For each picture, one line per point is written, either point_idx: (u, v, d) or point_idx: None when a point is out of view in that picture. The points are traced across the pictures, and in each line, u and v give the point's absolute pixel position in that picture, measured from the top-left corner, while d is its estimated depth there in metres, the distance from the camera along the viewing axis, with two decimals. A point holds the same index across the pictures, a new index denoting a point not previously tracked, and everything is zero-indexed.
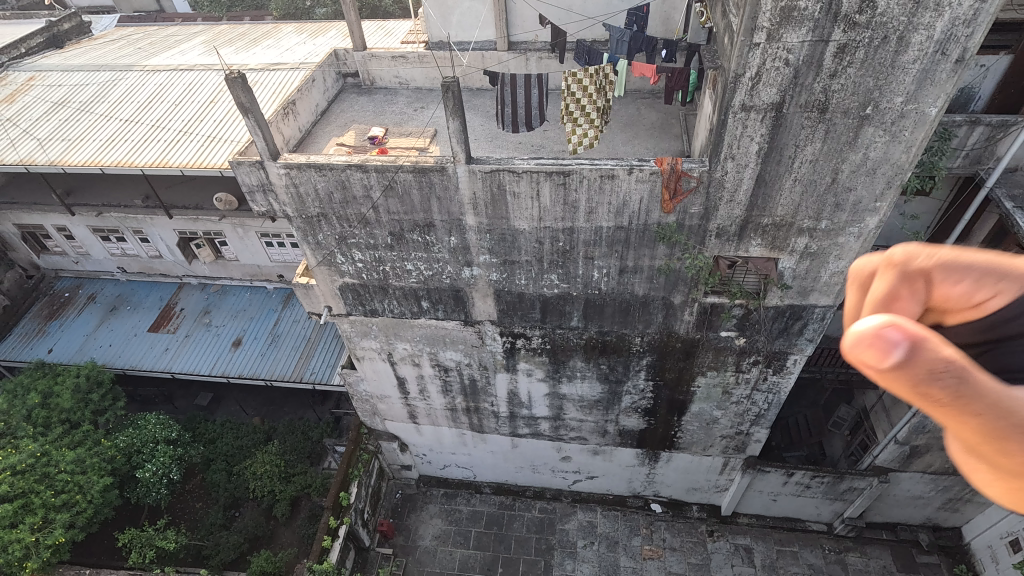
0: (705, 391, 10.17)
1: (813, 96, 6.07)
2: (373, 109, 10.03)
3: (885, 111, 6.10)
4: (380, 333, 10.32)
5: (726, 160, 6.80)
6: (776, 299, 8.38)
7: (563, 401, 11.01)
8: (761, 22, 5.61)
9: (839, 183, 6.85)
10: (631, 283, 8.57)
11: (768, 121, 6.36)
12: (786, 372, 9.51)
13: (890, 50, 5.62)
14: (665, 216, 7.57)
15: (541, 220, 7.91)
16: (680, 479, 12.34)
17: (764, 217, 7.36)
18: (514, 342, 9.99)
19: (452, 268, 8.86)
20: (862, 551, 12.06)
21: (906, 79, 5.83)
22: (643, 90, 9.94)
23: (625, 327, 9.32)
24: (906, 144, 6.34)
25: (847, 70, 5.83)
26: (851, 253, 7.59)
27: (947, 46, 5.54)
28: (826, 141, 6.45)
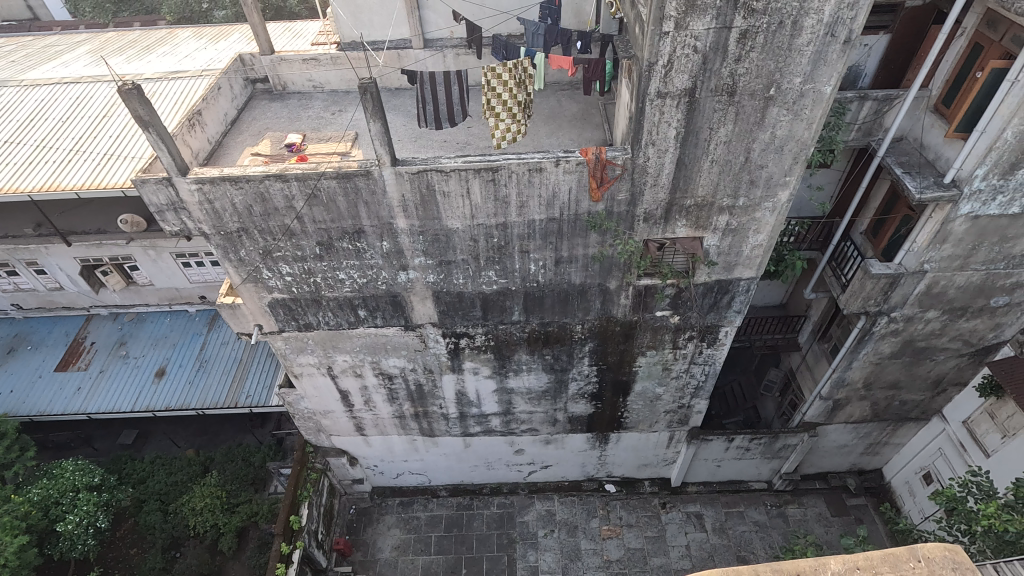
0: (646, 369, 10.50)
1: (722, 80, 6.37)
2: (288, 115, 9.60)
3: (787, 91, 6.48)
4: (317, 347, 9.94)
5: (648, 146, 7.02)
6: (704, 276, 8.77)
7: (511, 396, 11.07)
8: (667, 12, 5.83)
9: (752, 162, 7.23)
10: (568, 273, 8.70)
11: (683, 106, 6.61)
12: (719, 343, 9.99)
13: (786, 34, 5.98)
14: (594, 205, 7.73)
15: (473, 218, 7.87)
16: (631, 458, 12.72)
17: (687, 198, 7.65)
18: (457, 343, 9.91)
19: (387, 273, 8.66)
20: (800, 502, 12.93)
21: (803, 61, 6.22)
22: (561, 82, 10.10)
23: (565, 316, 9.46)
24: (808, 121, 6.78)
25: (750, 55, 6.15)
26: (768, 226, 8.05)
27: (835, 28, 5.95)
28: (737, 123, 6.79)
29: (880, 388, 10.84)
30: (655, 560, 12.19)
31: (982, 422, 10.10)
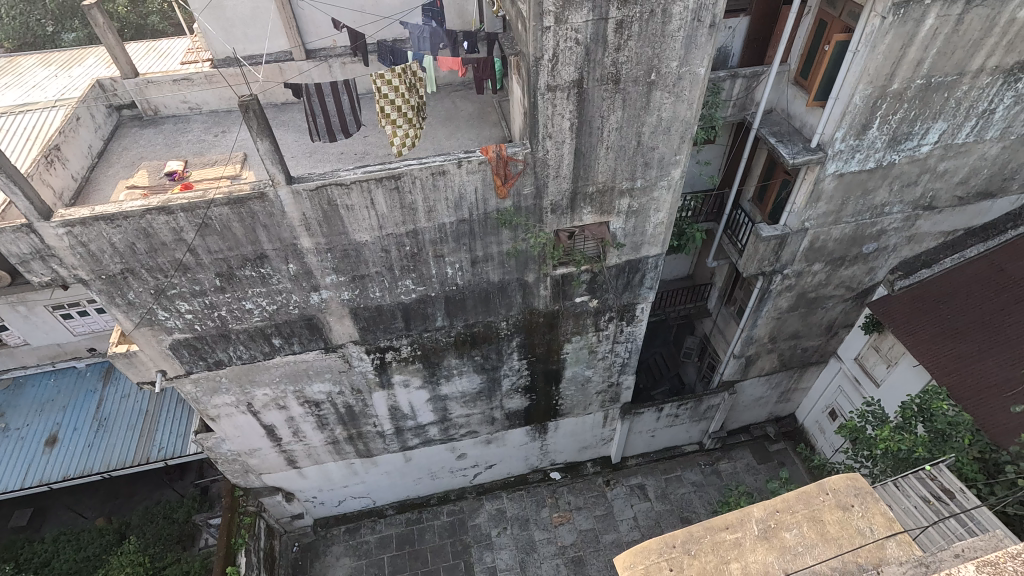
0: (574, 355, 10.76)
1: (606, 69, 6.63)
2: (164, 141, 8.89)
3: (666, 76, 6.86)
4: (232, 385, 9.32)
5: (545, 139, 7.17)
6: (615, 258, 9.11)
7: (446, 402, 10.95)
8: (546, 7, 5.97)
9: (644, 145, 7.58)
10: (485, 271, 8.73)
11: (573, 97, 6.82)
12: (637, 320, 10.42)
13: (658, 22, 6.31)
14: (501, 202, 7.79)
15: (382, 228, 7.69)
16: (571, 443, 13.01)
17: (588, 185, 7.90)
18: (383, 357, 9.66)
19: (299, 296, 8.26)
20: (729, 457, 13.83)
21: (677, 45, 6.58)
22: (453, 83, 10.09)
23: (488, 315, 9.49)
24: (689, 101, 7.21)
25: (628, 43, 6.44)
26: (667, 204, 8.49)
27: (701, 14, 6.36)
28: (626, 109, 7.09)
29: (783, 340, 11.79)
30: (607, 536, 12.58)
31: (869, 356, 11.28)
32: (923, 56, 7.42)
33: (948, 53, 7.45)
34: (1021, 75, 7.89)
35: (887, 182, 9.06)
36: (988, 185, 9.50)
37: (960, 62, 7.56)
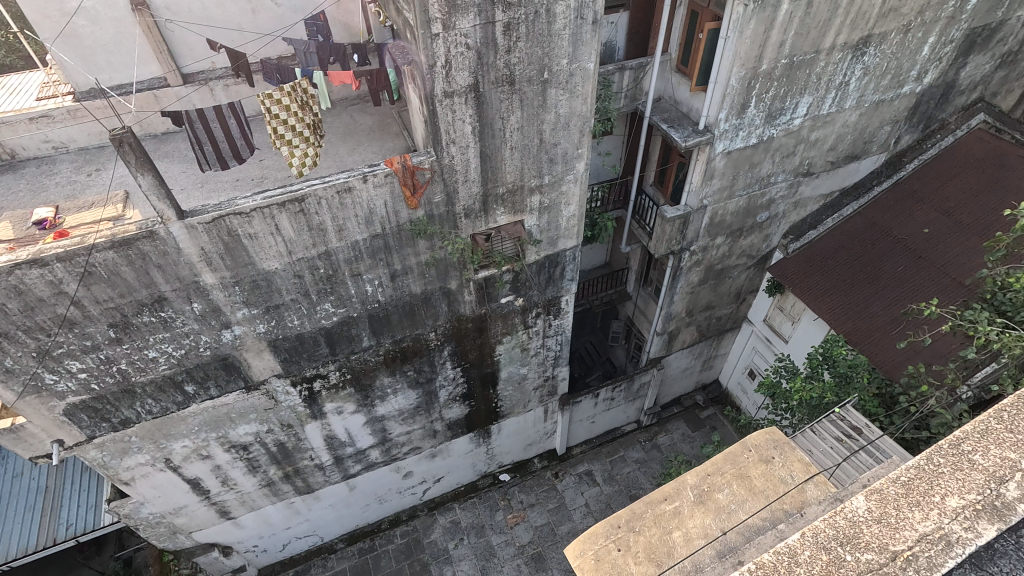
0: (507, 355, 10.83)
1: (500, 71, 6.72)
2: (28, 187, 8.01)
3: (558, 73, 7.05)
4: (144, 442, 8.56)
5: (449, 145, 7.15)
6: (534, 255, 9.25)
7: (384, 422, 10.66)
8: (432, 14, 5.96)
9: (546, 142, 7.75)
10: (406, 284, 8.58)
11: (472, 101, 6.85)
12: (563, 312, 10.65)
13: (543, 22, 6.47)
14: (413, 212, 7.69)
15: (291, 254, 7.35)
16: (516, 442, 13.07)
17: (498, 186, 7.96)
18: (311, 387, 9.25)
19: (208, 336, 7.72)
20: (666, 430, 14.47)
21: (564, 43, 6.78)
22: (349, 97, 9.84)
23: (415, 328, 9.34)
24: (583, 96, 7.45)
25: (518, 45, 6.56)
26: (576, 196, 8.73)
27: (583, 12, 6.59)
28: (524, 108, 7.22)
29: (699, 312, 12.50)
30: (562, 527, 12.78)
31: (776, 316, 12.22)
32: (784, 38, 8.12)
33: (804, 33, 8.20)
34: (866, 49, 8.82)
35: (770, 155, 9.84)
36: (854, 149, 10.56)
37: (814, 41, 8.35)
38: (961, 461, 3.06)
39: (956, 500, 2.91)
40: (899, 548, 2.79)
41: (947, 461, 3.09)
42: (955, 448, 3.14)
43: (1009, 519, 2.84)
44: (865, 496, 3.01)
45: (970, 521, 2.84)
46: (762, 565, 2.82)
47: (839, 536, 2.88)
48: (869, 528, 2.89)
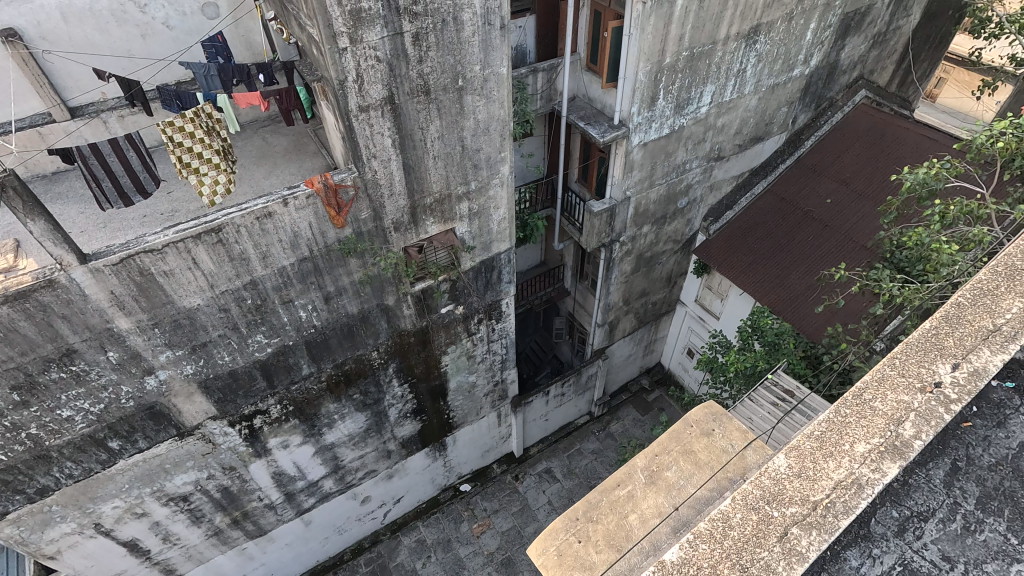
0: (454, 365, 10.74)
1: (414, 82, 6.68)
2: None
3: (473, 80, 7.08)
4: (68, 510, 7.85)
5: (370, 159, 7.02)
6: (469, 262, 9.24)
7: (335, 450, 10.30)
8: (337, 28, 5.83)
9: (468, 148, 7.76)
10: (342, 305, 8.34)
11: (388, 114, 6.76)
12: (505, 315, 10.69)
13: (452, 30, 6.48)
14: (341, 231, 7.49)
15: (214, 287, 6.98)
16: (473, 451, 12.98)
17: (425, 197, 7.90)
18: (252, 424, 8.80)
19: (130, 385, 7.19)
20: (618, 417, 14.83)
21: (475, 50, 6.82)
22: (259, 119, 9.45)
23: (356, 349, 9.09)
24: (499, 101, 7.53)
25: (429, 54, 6.54)
26: (504, 200, 8.80)
27: (490, 18, 6.66)
28: (442, 117, 7.20)
29: (635, 299, 12.91)
30: (528, 528, 12.81)
31: (706, 294, 12.82)
32: (682, 32, 8.56)
33: (700, 26, 8.67)
34: (757, 38, 9.43)
35: (682, 143, 10.33)
36: (757, 131, 11.25)
37: (710, 33, 8.84)
38: (864, 409, 3.20)
39: (864, 446, 3.05)
40: (817, 497, 2.89)
41: (851, 410, 3.22)
42: (857, 399, 3.26)
43: (908, 456, 3.02)
44: (786, 453, 3.10)
45: (875, 463, 2.99)
46: (701, 534, 2.83)
47: (765, 494, 2.93)
48: (791, 482, 2.97)
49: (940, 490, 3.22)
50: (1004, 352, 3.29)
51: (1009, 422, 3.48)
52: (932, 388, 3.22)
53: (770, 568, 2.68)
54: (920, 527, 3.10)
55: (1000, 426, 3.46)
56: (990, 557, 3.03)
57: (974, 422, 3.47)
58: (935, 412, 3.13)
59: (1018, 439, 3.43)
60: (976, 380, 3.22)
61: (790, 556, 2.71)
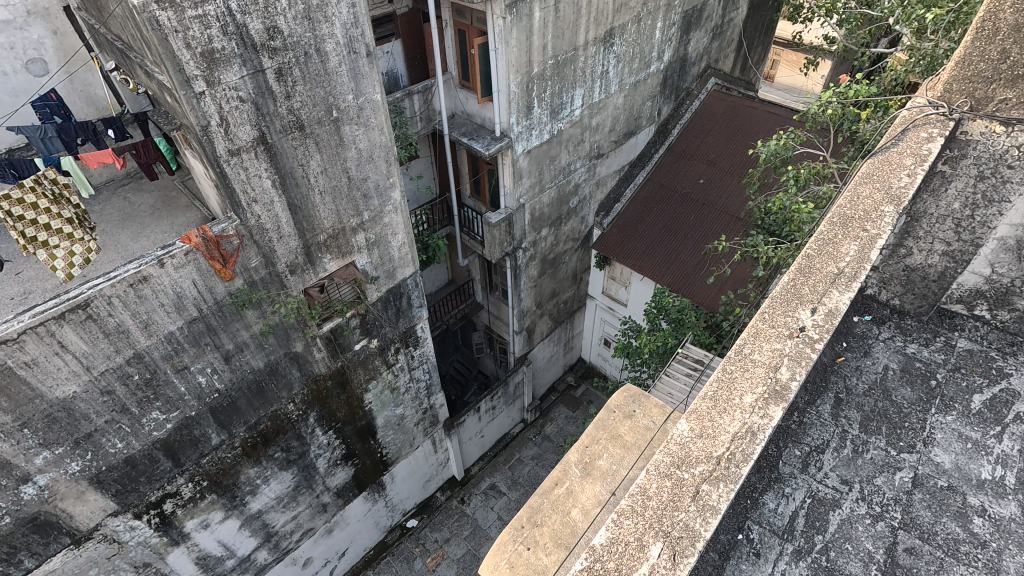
0: (378, 400, 10.38)
1: (285, 119, 6.43)
2: None
3: (347, 110, 6.95)
4: None
5: (250, 204, 6.66)
6: (375, 293, 9.01)
7: (264, 517, 9.56)
8: (190, 72, 5.48)
9: (355, 179, 7.59)
10: (245, 362, 7.78)
11: (263, 155, 6.46)
12: (422, 340, 10.52)
13: (316, 62, 6.33)
14: (230, 284, 7.01)
15: (91, 370, 6.25)
16: (413, 484, 12.57)
17: (317, 234, 7.61)
18: (163, 511, 7.95)
19: (3, 500, 6.23)
20: (551, 418, 15.06)
21: (344, 79, 6.70)
22: (116, 178, 8.63)
23: (269, 405, 8.52)
24: (378, 127, 7.44)
25: (296, 89, 6.34)
26: (400, 225, 8.68)
27: (354, 46, 6.58)
28: (322, 151, 6.99)
29: (547, 301, 13.22)
30: (483, 549, 12.62)
31: (611, 285, 13.41)
32: (544, 41, 8.96)
33: (560, 35, 9.12)
34: (613, 41, 10.09)
35: (564, 147, 10.78)
36: (629, 126, 12.00)
37: (570, 40, 9.33)
38: (745, 362, 3.17)
39: (751, 397, 3.00)
40: (720, 452, 2.79)
41: (736, 365, 3.19)
42: (739, 355, 3.23)
43: (790, 400, 2.97)
44: (686, 419, 3.00)
45: (763, 410, 2.92)
46: (625, 511, 2.67)
47: (674, 460, 2.81)
48: (696, 444, 2.86)
49: (830, 422, 3.60)
50: (850, 290, 3.37)
51: (873, 349, 4.03)
52: (798, 332, 3.26)
53: (691, 530, 2.52)
54: (819, 459, 3.43)
55: (866, 354, 3.99)
56: (879, 471, 3.39)
57: (847, 356, 3.97)
58: (804, 353, 3.14)
59: (882, 363, 3.94)
60: (834, 319, 3.26)
61: (705, 511, 2.57)
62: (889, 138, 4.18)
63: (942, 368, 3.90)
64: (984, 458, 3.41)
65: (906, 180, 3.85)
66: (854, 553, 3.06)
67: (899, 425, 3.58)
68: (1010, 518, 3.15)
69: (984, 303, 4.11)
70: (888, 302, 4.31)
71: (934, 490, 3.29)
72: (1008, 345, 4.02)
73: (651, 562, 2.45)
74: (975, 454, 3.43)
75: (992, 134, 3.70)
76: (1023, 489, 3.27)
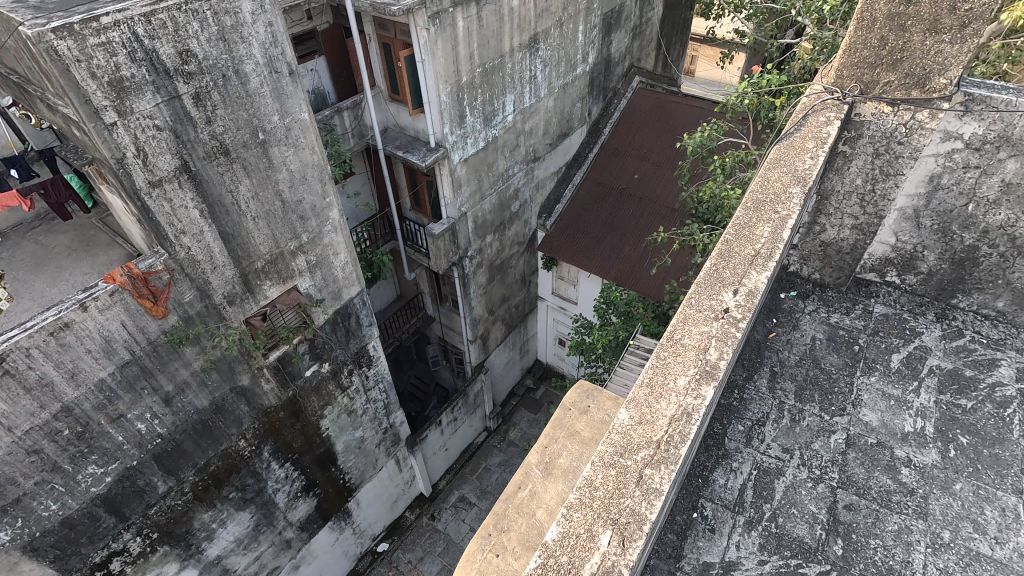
0: (335, 426, 10.09)
1: (207, 144, 6.18)
2: None
3: (274, 131, 6.75)
4: None
5: (178, 236, 6.36)
6: (322, 316, 8.77)
7: (224, 562, 9.09)
8: (99, 102, 5.19)
9: (289, 202, 7.38)
10: (188, 402, 7.39)
11: (187, 184, 6.18)
12: (376, 358, 10.31)
13: (236, 84, 6.13)
14: (164, 322, 6.65)
15: (13, 429, 5.78)
16: (380, 507, 12.25)
17: (254, 261, 7.34)
18: (110, 571, 7.42)
19: None
20: (514, 423, 15.08)
21: (268, 100, 6.52)
22: (24, 220, 8.04)
23: (219, 444, 8.12)
24: (308, 147, 7.26)
25: (217, 113, 6.11)
26: (341, 244, 8.50)
27: (275, 65, 6.41)
28: (251, 175, 6.76)
29: (498, 307, 13.26)
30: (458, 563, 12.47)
31: (560, 285, 13.59)
32: (470, 50, 9.02)
33: (485, 43, 9.21)
34: (538, 46, 10.28)
35: (500, 152, 10.86)
36: (562, 128, 12.22)
37: (496, 48, 9.43)
38: (677, 347, 3.14)
39: (684, 379, 2.96)
40: (659, 436, 2.75)
41: (668, 350, 3.15)
42: (672, 342, 3.18)
43: (721, 378, 2.96)
44: (626, 408, 2.93)
45: (696, 391, 2.89)
46: (573, 504, 2.61)
47: (617, 449, 2.75)
48: (636, 432, 2.81)
49: (768, 395, 3.80)
50: (767, 270, 3.43)
51: (800, 322, 4.28)
52: (723, 313, 3.26)
53: (637, 514, 2.50)
54: (761, 431, 3.61)
55: (795, 327, 4.24)
56: (816, 436, 3.59)
57: (777, 331, 4.21)
58: (731, 333, 3.14)
59: (810, 334, 4.19)
60: (755, 298, 3.30)
61: (649, 495, 2.54)
62: (792, 124, 4.40)
63: (863, 333, 4.19)
64: (906, 413, 3.67)
65: (810, 162, 4.01)
66: (799, 517, 3.23)
67: (830, 390, 3.82)
68: (932, 465, 3.41)
69: (893, 269, 4.48)
70: (809, 277, 4.62)
71: (866, 448, 3.52)
72: (917, 306, 4.37)
73: (602, 551, 2.43)
74: (897, 410, 3.70)
75: (881, 114, 3.99)
76: (942, 437, 3.54)
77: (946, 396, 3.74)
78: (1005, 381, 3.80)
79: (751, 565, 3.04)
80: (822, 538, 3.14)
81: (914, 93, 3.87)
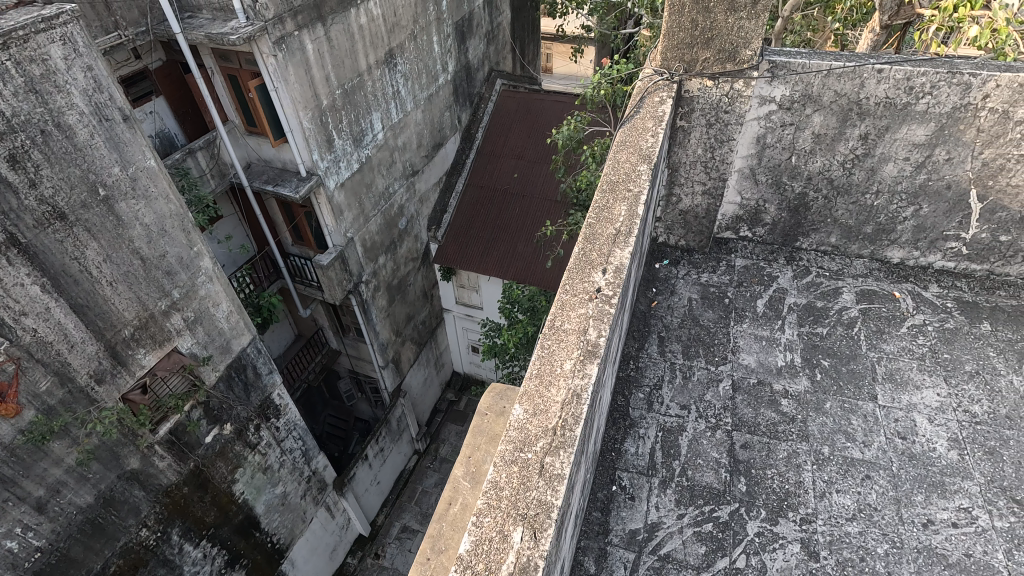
0: (251, 488, 9.32)
1: (36, 211, 5.43)
2: None
3: (116, 185, 6.11)
4: None
5: (19, 319, 5.53)
6: (212, 375, 8.05)
7: None
8: None
9: (150, 258, 6.71)
10: (68, 503, 6.46)
11: (20, 257, 5.39)
12: (283, 407, 9.64)
13: (62, 138, 5.48)
14: (19, 420, 5.75)
15: None
16: (319, 561, 11.47)
17: (120, 330, 6.58)
18: None
19: None
20: (443, 440, 14.86)
21: (103, 152, 5.89)
22: None
23: (117, 540, 7.19)
24: (162, 196, 6.65)
25: (42, 174, 5.40)
26: (219, 293, 7.86)
27: (105, 113, 5.80)
28: (98, 237, 6.06)
29: (404, 327, 12.98)
30: None
31: (462, 293, 13.57)
32: (325, 72, 8.74)
33: (339, 64, 8.97)
34: (395, 60, 10.18)
35: (376, 172, 10.62)
36: (435, 139, 12.21)
37: (351, 67, 9.21)
38: (559, 334, 3.24)
39: (570, 362, 3.06)
40: (554, 423, 2.82)
41: (551, 339, 3.24)
42: (555, 329, 3.28)
43: (603, 355, 3.11)
44: (520, 403, 2.97)
45: (582, 371, 3.01)
46: (482, 510, 2.60)
47: (516, 444, 2.79)
48: (532, 423, 2.86)
49: (658, 359, 4.07)
50: (629, 246, 3.64)
51: (677, 287, 4.62)
52: (596, 294, 3.41)
53: (545, 503, 2.54)
54: (659, 395, 3.85)
55: (672, 293, 4.56)
56: (707, 389, 3.88)
57: (658, 299, 4.51)
58: (606, 312, 3.30)
59: (686, 296, 4.53)
60: (622, 273, 3.48)
61: (553, 481, 2.60)
62: (631, 107, 4.56)
63: (730, 287, 4.59)
64: (777, 350, 4.09)
65: (652, 140, 4.25)
66: (704, 465, 3.47)
67: (711, 344, 4.15)
68: (805, 391, 3.83)
69: (744, 225, 4.97)
70: (677, 245, 5.01)
71: (750, 388, 3.86)
72: (770, 253, 4.88)
73: (516, 549, 2.43)
74: (769, 348, 4.10)
75: (706, 88, 4.39)
76: (808, 364, 3.98)
77: (806, 327, 4.22)
78: (849, 305, 4.35)
79: (671, 522, 3.23)
80: (726, 480, 3.40)
81: (729, 66, 4.30)
